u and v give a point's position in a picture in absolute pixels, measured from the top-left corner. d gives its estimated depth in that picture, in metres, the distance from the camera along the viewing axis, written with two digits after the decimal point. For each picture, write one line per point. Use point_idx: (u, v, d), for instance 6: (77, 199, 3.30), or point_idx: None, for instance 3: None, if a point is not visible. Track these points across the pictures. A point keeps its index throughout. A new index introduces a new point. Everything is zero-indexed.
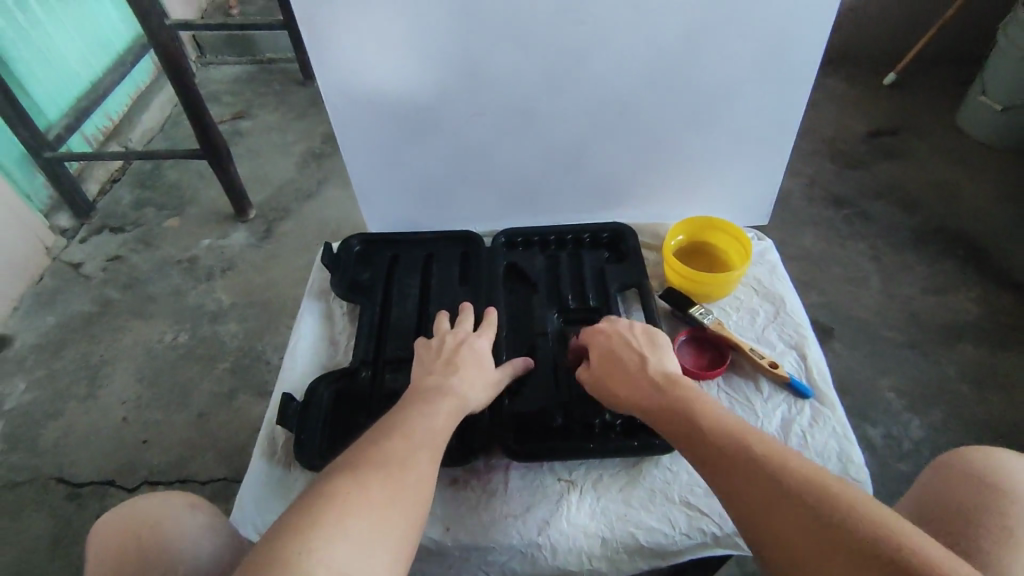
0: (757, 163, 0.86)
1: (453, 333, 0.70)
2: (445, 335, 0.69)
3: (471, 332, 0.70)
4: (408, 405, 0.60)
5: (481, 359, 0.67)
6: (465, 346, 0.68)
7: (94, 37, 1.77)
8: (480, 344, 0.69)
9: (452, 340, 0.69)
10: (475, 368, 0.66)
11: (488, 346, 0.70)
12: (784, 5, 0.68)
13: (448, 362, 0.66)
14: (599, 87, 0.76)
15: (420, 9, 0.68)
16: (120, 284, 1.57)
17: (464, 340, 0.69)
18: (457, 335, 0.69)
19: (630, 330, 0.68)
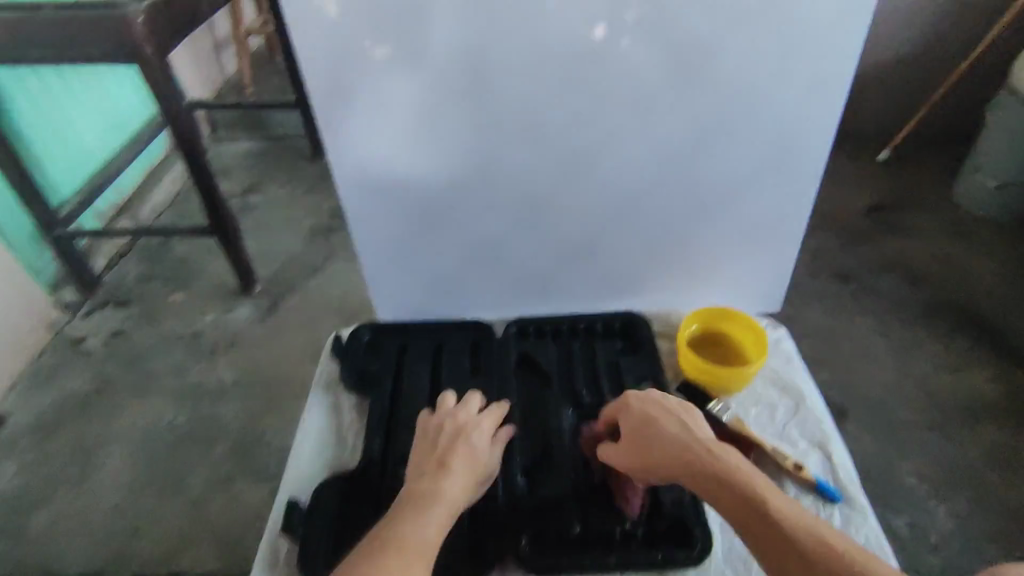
0: (769, 252, 0.86)
1: (451, 420, 0.68)
2: (443, 423, 0.68)
3: (471, 420, 0.68)
4: (399, 513, 0.58)
5: (476, 454, 0.65)
6: (461, 440, 0.66)
7: (112, 117, 1.83)
8: (479, 435, 0.67)
9: (449, 430, 0.67)
10: (467, 467, 0.64)
11: (488, 437, 0.68)
12: (792, 105, 0.70)
13: (442, 456, 0.64)
14: (611, 181, 0.77)
15: (438, 110, 0.70)
16: (122, 360, 1.55)
17: (462, 431, 0.67)
18: (457, 422, 0.67)
19: (663, 400, 0.66)
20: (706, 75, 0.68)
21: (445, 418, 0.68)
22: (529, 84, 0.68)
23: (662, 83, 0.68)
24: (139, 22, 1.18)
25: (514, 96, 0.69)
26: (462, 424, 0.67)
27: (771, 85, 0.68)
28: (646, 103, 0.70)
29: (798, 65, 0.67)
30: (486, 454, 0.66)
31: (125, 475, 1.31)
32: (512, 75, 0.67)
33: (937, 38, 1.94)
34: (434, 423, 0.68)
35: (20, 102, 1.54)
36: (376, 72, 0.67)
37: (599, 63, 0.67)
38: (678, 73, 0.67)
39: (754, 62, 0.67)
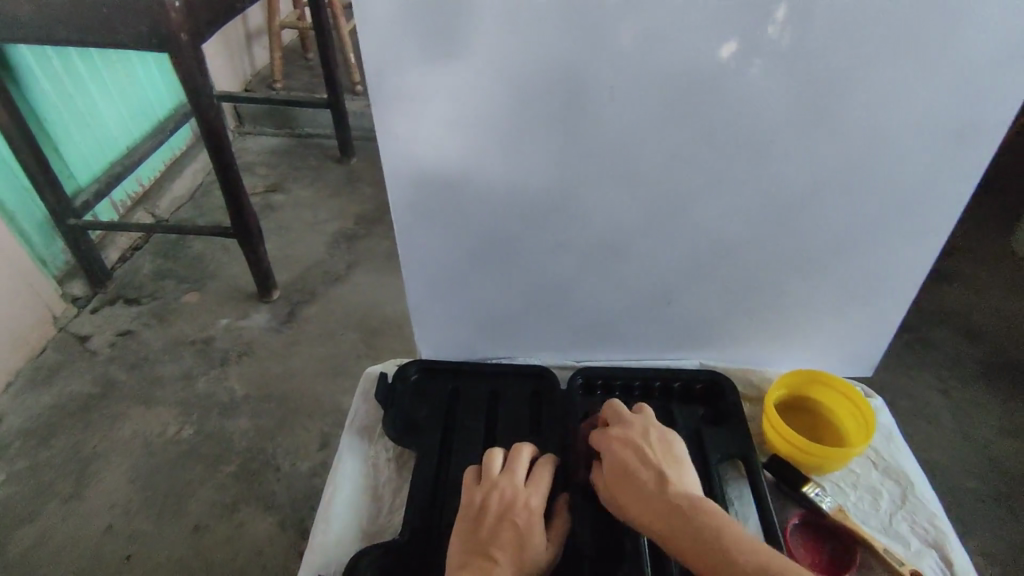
0: (869, 315, 0.77)
1: (497, 490, 0.61)
2: (488, 493, 0.60)
3: (519, 488, 0.61)
4: None
5: (529, 530, 0.58)
6: (510, 515, 0.58)
7: (136, 104, 1.74)
8: (531, 510, 0.60)
9: (496, 503, 0.60)
10: (520, 548, 0.56)
11: (540, 508, 0.60)
12: (925, 156, 0.61)
13: (489, 537, 0.57)
14: (705, 228, 0.68)
15: (518, 135, 0.61)
16: (127, 363, 1.46)
17: (511, 503, 0.59)
18: (502, 496, 0.60)
19: (645, 438, 0.60)
20: (836, 114, 0.59)
21: (490, 488, 0.61)
22: (631, 113, 0.59)
23: (784, 120, 0.59)
24: (175, 7, 1.09)
25: (612, 124, 0.60)
26: (509, 495, 0.60)
27: (912, 131, 0.59)
28: (762, 141, 0.61)
29: (948, 111, 0.58)
30: (541, 529, 0.59)
31: (123, 491, 1.22)
32: (613, 101, 0.58)
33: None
34: (478, 495, 0.61)
35: (43, 84, 1.46)
36: (452, 89, 0.59)
37: (716, 93, 0.58)
38: (806, 110, 0.58)
39: (897, 104, 0.58)
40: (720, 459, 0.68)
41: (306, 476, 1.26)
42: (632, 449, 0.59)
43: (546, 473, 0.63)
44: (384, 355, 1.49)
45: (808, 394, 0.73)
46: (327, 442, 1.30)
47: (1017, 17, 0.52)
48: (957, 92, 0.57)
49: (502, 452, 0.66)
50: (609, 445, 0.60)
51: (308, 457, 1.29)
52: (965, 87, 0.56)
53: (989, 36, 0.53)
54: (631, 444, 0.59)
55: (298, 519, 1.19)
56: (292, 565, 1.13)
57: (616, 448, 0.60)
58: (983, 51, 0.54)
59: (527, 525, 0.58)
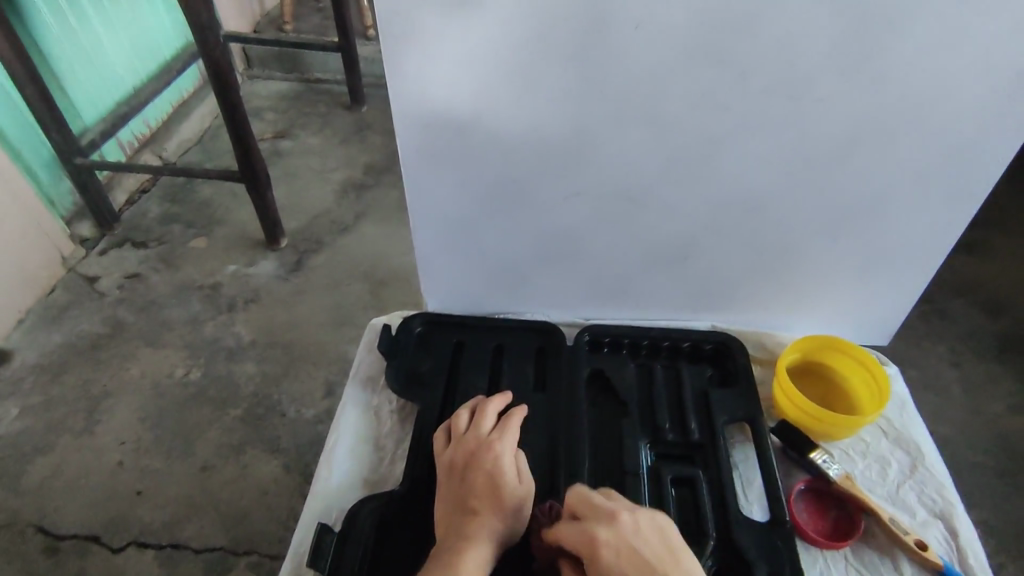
0: (891, 282, 0.74)
1: (462, 445, 0.60)
2: (453, 451, 0.60)
3: (486, 438, 0.61)
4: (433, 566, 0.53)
5: (499, 473, 0.58)
6: (476, 465, 0.58)
7: (143, 42, 1.69)
8: (503, 459, 0.59)
9: (465, 456, 0.59)
10: (496, 497, 0.57)
11: (510, 450, 0.60)
12: (968, 111, 0.58)
13: (460, 495, 0.57)
14: (726, 183, 0.65)
15: (536, 77, 0.58)
16: (136, 305, 1.46)
17: (476, 452, 0.59)
18: (471, 446, 0.60)
19: (641, 537, 0.52)
20: (877, 61, 0.55)
21: (456, 444, 0.61)
22: (657, 53, 0.55)
23: (821, 67, 0.55)
24: None
25: (635, 68, 0.57)
26: (473, 444, 0.60)
27: (957, 82, 0.56)
28: (795, 90, 0.57)
29: (998, 62, 0.54)
30: (512, 469, 0.59)
31: (131, 430, 1.24)
32: (638, 39, 0.55)
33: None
34: (446, 454, 0.61)
35: (47, 18, 1.42)
36: (464, 22, 0.55)
37: (749, 34, 0.54)
38: (843, 56, 0.54)
39: (943, 52, 0.54)
40: (728, 420, 0.67)
41: (311, 423, 1.27)
42: (632, 560, 0.50)
43: (515, 421, 0.63)
44: (390, 306, 1.48)
45: (826, 358, 0.71)
46: (333, 391, 1.30)
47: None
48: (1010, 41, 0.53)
49: (471, 407, 0.65)
50: (601, 555, 0.51)
51: (313, 405, 1.29)
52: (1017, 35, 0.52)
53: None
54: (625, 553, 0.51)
55: (302, 464, 1.21)
56: (296, 509, 1.14)
57: (612, 564, 0.50)
58: None
59: (497, 470, 0.58)
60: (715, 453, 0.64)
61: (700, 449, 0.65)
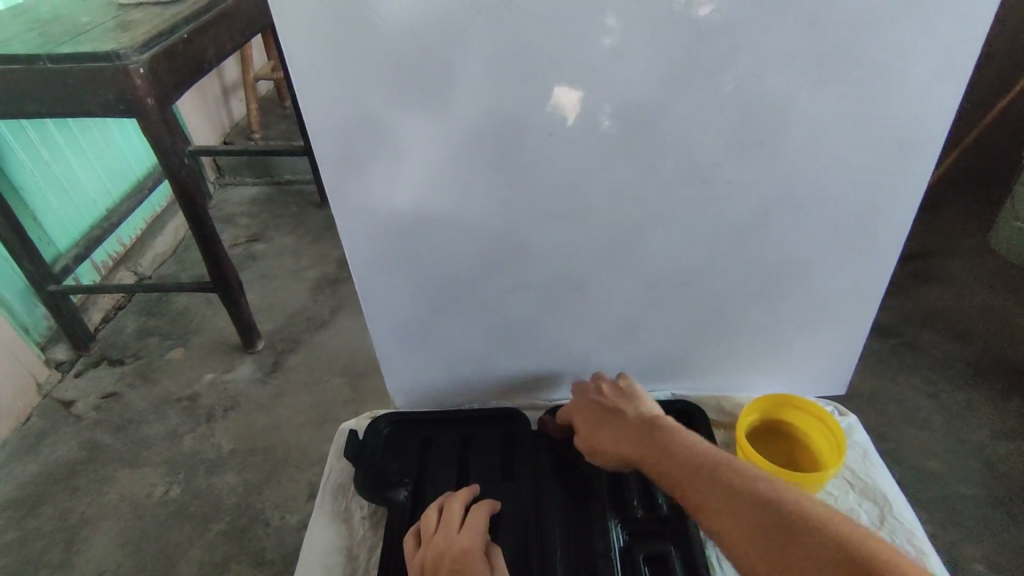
0: (833, 336, 0.78)
1: (431, 547, 0.60)
2: (423, 553, 0.60)
3: (455, 538, 0.60)
4: None
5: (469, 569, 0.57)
6: (445, 566, 0.57)
7: (113, 167, 1.77)
8: (472, 550, 0.59)
9: (434, 557, 0.59)
10: None
11: (478, 546, 0.60)
12: (863, 174, 0.63)
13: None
14: (663, 262, 0.69)
15: (466, 181, 0.62)
16: (113, 426, 1.45)
17: (446, 551, 0.59)
18: (441, 544, 0.60)
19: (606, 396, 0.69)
20: (775, 140, 0.60)
21: (426, 545, 0.60)
22: (575, 153, 0.60)
23: (724, 151, 0.61)
24: (139, 74, 1.11)
25: (557, 167, 0.61)
26: (442, 541, 0.60)
27: (850, 151, 0.61)
28: (706, 172, 0.62)
29: (881, 132, 0.60)
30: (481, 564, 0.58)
31: (109, 559, 1.20)
32: (554, 145, 0.60)
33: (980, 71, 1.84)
34: (417, 558, 0.60)
35: (21, 156, 1.49)
36: (396, 139, 0.60)
37: (655, 130, 0.59)
38: (743, 139, 0.60)
39: (832, 125, 0.59)
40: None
41: (297, 530, 1.24)
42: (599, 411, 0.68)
43: (482, 517, 0.63)
44: (369, 398, 1.48)
45: (784, 419, 0.73)
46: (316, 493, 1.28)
47: (939, 41, 0.54)
48: (885, 112, 0.58)
49: (440, 506, 0.65)
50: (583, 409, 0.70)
51: (297, 510, 1.27)
52: (891, 107, 0.58)
53: (915, 63, 0.56)
54: (596, 403, 0.69)
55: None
56: None
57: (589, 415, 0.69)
58: (908, 78, 0.56)
59: (467, 568, 0.57)
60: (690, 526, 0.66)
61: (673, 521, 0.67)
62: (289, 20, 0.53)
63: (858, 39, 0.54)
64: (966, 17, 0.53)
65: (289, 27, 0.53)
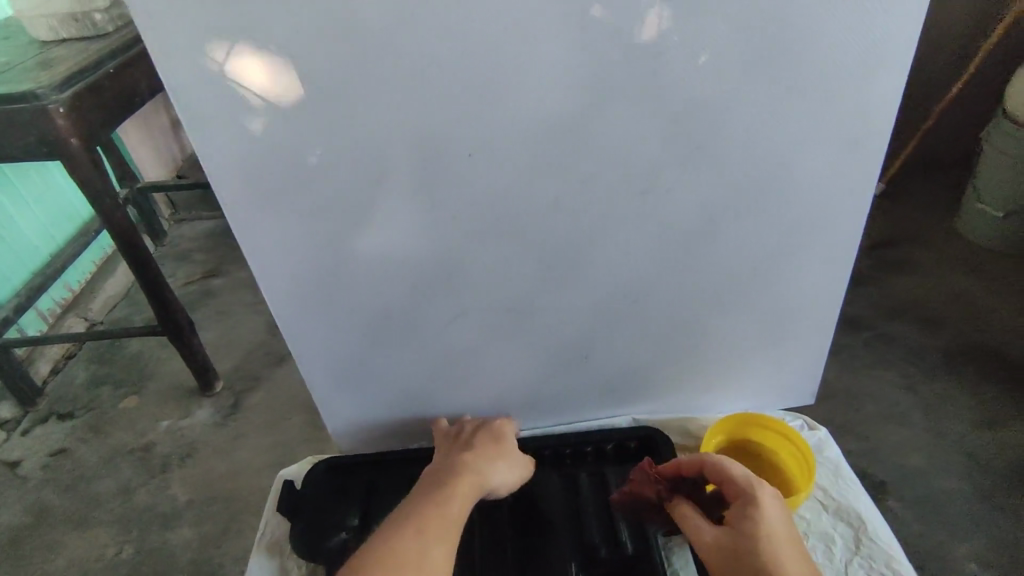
0: (796, 345, 0.74)
1: (467, 424, 0.73)
2: (460, 426, 0.73)
3: (493, 422, 0.73)
4: (425, 488, 0.63)
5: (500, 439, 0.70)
6: (482, 430, 0.71)
7: (57, 211, 1.70)
8: (501, 432, 0.72)
9: (469, 429, 0.72)
10: (499, 454, 0.69)
11: (507, 439, 0.71)
12: (810, 174, 0.59)
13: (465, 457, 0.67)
14: (607, 280, 0.65)
15: (381, 212, 0.57)
16: (62, 484, 1.36)
17: (482, 427, 0.72)
18: (474, 422, 0.74)
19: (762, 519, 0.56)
20: (710, 144, 0.56)
21: (458, 435, 0.71)
22: (497, 172, 0.56)
23: (660, 160, 0.57)
24: (60, 113, 1.05)
25: (480, 188, 0.57)
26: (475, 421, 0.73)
27: (792, 151, 0.57)
28: (643, 183, 0.58)
29: (823, 131, 0.56)
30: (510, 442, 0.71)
31: None
32: (474, 164, 0.55)
33: (931, 57, 1.85)
34: (452, 428, 0.73)
35: None
36: (294, 168, 0.54)
37: (581, 141, 0.55)
38: (678, 147, 0.56)
39: (771, 124, 0.55)
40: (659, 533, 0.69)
41: None
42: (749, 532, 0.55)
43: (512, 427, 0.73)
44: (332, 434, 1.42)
45: (748, 436, 0.71)
46: None
47: (874, 30, 0.51)
48: (823, 108, 0.55)
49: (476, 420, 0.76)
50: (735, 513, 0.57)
51: None
52: (829, 104, 0.55)
53: (849, 54, 0.52)
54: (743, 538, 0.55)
55: None
56: None
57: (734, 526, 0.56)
58: (845, 71, 0.53)
59: (499, 433, 0.71)
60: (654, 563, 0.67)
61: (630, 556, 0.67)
62: (200, 73, 0.49)
63: (786, 31, 0.50)
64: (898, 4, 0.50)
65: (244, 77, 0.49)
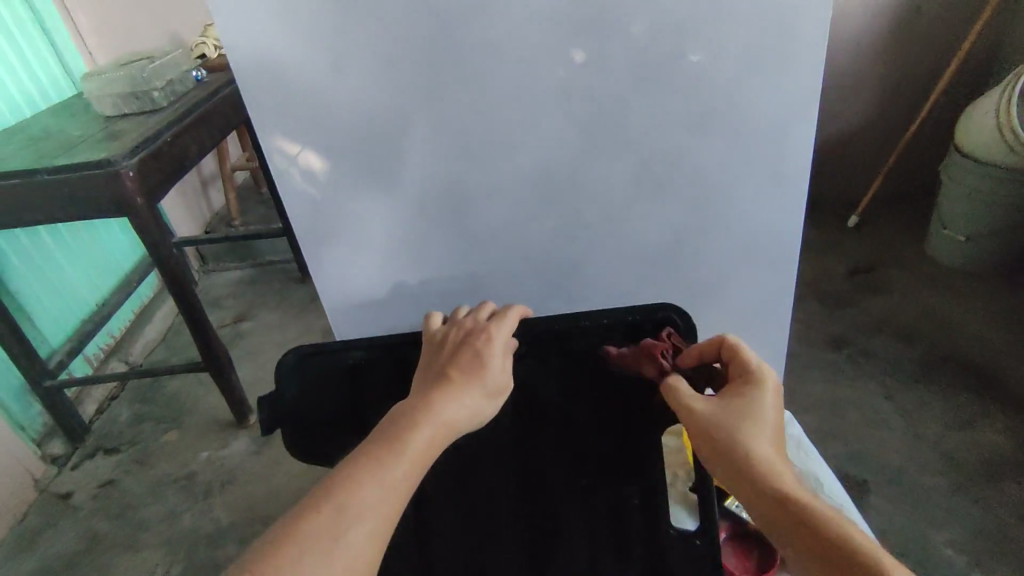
0: (758, 339, 0.94)
1: (460, 328, 0.67)
2: (451, 330, 0.67)
3: (499, 328, 0.67)
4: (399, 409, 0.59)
5: (486, 352, 0.63)
6: (467, 337, 0.65)
7: (102, 265, 1.87)
8: (492, 337, 0.65)
9: (456, 334, 0.67)
10: (479, 361, 0.63)
11: (500, 340, 0.65)
12: (746, 203, 0.80)
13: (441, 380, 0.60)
14: (601, 289, 0.86)
15: (426, 243, 0.79)
16: (113, 512, 1.48)
17: (471, 332, 0.66)
18: (462, 327, 0.67)
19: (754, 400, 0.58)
20: (668, 185, 0.78)
21: (451, 338, 0.67)
22: (512, 207, 0.78)
23: (632, 196, 0.78)
24: (129, 176, 1.23)
25: (499, 221, 0.79)
26: (463, 329, 0.66)
27: (728, 188, 0.79)
28: (621, 214, 0.80)
29: (751, 172, 0.78)
30: (498, 356, 0.64)
31: None
32: (492, 204, 0.77)
33: (889, 101, 2.05)
34: (440, 331, 0.68)
35: (15, 262, 1.58)
36: (358, 209, 0.75)
37: (570, 185, 0.77)
38: (646, 187, 0.78)
39: (709, 168, 0.77)
40: (640, 504, 0.76)
41: None
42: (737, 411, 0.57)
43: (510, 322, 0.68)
44: None
45: None
46: None
47: (772, 100, 0.73)
48: (745, 156, 0.77)
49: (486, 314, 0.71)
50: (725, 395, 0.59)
51: None
52: (749, 153, 0.77)
53: (760, 119, 0.74)
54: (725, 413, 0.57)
55: None
56: None
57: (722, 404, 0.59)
58: (764, 128, 0.75)
59: (487, 341, 0.65)
60: (635, 538, 0.75)
61: (614, 534, 0.76)
62: (296, 142, 0.71)
63: (710, 104, 0.73)
64: (791, 82, 0.72)
65: (326, 166, 0.72)
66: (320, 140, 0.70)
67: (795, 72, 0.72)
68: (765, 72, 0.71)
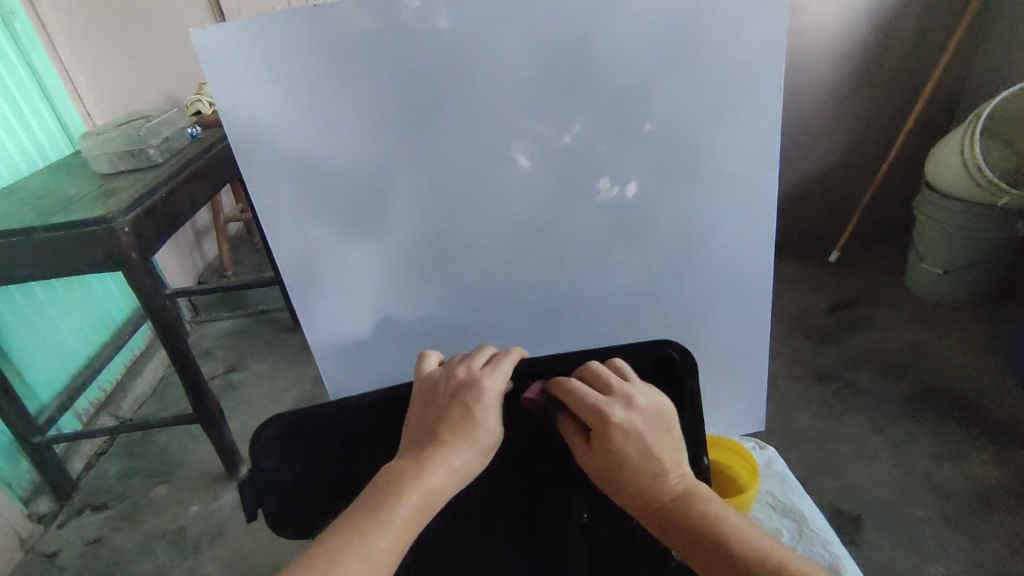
0: (739, 375, 0.96)
1: (452, 375, 0.63)
2: (444, 378, 0.63)
3: (491, 377, 0.63)
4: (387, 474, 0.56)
5: (478, 409, 0.60)
6: (457, 387, 0.62)
7: (94, 318, 1.88)
8: (485, 387, 0.62)
9: (447, 385, 0.63)
10: (468, 417, 0.60)
11: (495, 389, 0.62)
12: (718, 243, 0.84)
13: (430, 442, 0.58)
14: (584, 330, 0.88)
15: (413, 289, 0.81)
16: (99, 570, 1.45)
17: (465, 384, 0.62)
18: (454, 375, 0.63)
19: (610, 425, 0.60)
20: (642, 229, 0.82)
21: (443, 386, 0.63)
22: (495, 253, 0.81)
23: (610, 240, 0.82)
24: (125, 232, 1.27)
25: (484, 268, 0.82)
26: (453, 381, 0.62)
27: (701, 230, 0.83)
28: (599, 258, 0.83)
29: (721, 215, 0.82)
30: (491, 411, 0.61)
31: None
32: (476, 251, 0.80)
33: (860, 143, 2.14)
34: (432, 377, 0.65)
35: (8, 319, 1.59)
36: (347, 259, 0.78)
37: (550, 231, 0.80)
38: (621, 232, 0.81)
39: (682, 212, 0.81)
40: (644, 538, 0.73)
41: None
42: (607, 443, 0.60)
43: (504, 367, 0.64)
44: None
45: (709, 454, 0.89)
46: None
47: (735, 145, 0.78)
48: (715, 200, 0.81)
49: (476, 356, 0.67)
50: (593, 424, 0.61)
51: None
52: (719, 196, 0.81)
53: (727, 164, 0.79)
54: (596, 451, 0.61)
55: None
56: None
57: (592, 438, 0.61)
58: (731, 172, 0.80)
59: (477, 396, 0.61)
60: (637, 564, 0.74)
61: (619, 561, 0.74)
62: (286, 198, 0.74)
63: (677, 152, 0.77)
64: (751, 128, 0.77)
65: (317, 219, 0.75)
66: (312, 195, 0.74)
67: (756, 120, 0.77)
68: (727, 122, 0.76)
